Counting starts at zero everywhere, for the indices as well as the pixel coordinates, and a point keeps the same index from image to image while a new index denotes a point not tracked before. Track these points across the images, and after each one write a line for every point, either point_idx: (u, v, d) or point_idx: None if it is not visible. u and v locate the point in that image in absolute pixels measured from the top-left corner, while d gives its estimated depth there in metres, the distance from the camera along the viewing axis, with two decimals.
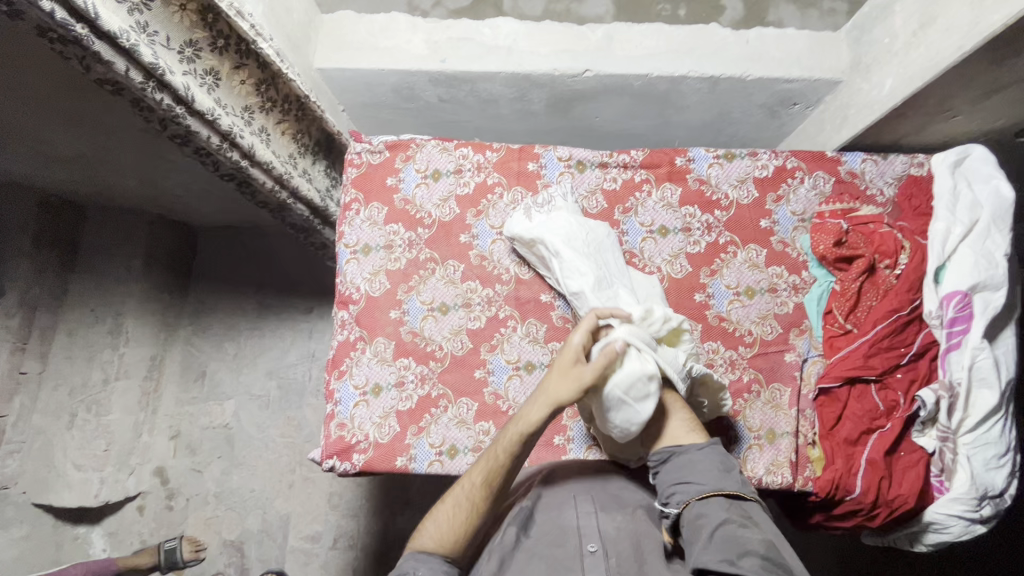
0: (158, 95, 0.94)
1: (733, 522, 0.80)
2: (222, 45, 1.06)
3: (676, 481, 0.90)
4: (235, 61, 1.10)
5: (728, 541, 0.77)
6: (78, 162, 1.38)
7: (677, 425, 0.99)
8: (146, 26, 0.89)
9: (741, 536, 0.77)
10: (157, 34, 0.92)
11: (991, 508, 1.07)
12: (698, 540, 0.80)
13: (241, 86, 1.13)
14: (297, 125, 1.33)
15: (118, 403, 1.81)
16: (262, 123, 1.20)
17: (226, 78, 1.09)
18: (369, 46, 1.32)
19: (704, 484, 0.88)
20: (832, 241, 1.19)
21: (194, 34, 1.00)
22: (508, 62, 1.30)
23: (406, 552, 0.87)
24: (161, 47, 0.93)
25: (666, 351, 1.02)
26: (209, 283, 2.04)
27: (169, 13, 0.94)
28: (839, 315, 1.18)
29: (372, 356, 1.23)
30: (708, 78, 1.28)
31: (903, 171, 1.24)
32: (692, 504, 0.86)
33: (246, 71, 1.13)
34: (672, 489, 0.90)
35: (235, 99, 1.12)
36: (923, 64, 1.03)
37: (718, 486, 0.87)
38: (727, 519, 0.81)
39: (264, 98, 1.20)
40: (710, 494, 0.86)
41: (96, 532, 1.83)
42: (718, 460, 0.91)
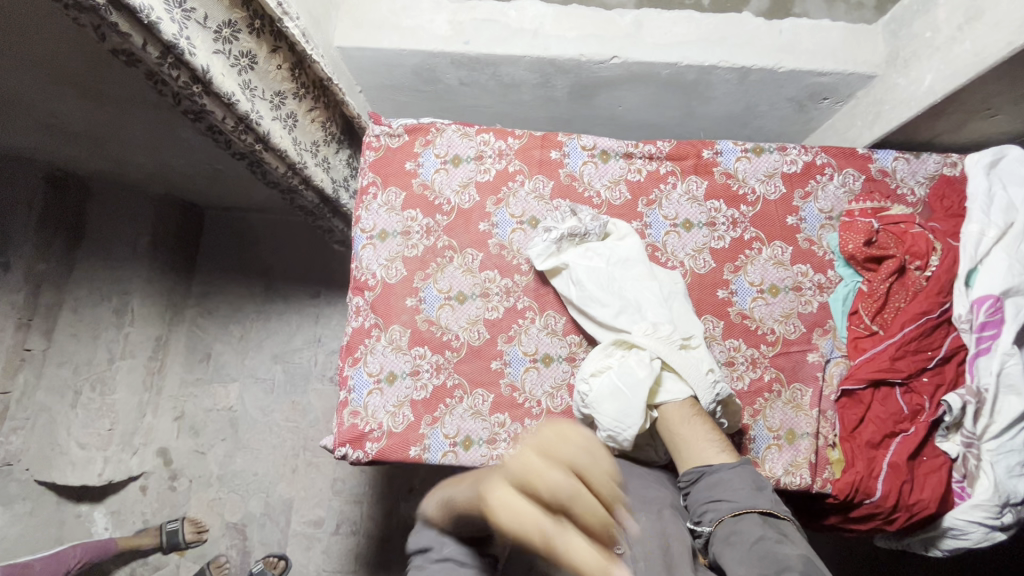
0: (175, 72, 0.90)
1: (769, 540, 0.79)
2: (258, 27, 1.03)
3: (709, 500, 0.89)
4: (271, 44, 1.07)
5: (764, 558, 0.77)
6: (86, 134, 1.35)
7: (705, 444, 0.96)
8: (182, 2, 0.86)
9: (778, 553, 0.77)
10: (194, 11, 0.89)
11: (1013, 516, 1.06)
12: (735, 557, 0.80)
13: (277, 71, 1.11)
14: (325, 113, 1.31)
15: (123, 382, 1.79)
16: (292, 109, 1.18)
17: (262, 61, 1.07)
18: (391, 25, 1.29)
19: (737, 501, 0.86)
20: (862, 240, 1.16)
21: (233, 15, 0.97)
22: (533, 46, 1.26)
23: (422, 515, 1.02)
24: (196, 25, 0.90)
25: (689, 355, 1.03)
26: (215, 265, 2.01)
27: None
28: (865, 315, 1.16)
29: (387, 343, 1.21)
30: (739, 69, 1.25)
31: (935, 170, 1.21)
32: (725, 522, 0.85)
33: (281, 55, 1.11)
34: (706, 506, 0.89)
35: (269, 83, 1.10)
36: (968, 60, 1.00)
37: (752, 504, 0.86)
38: (763, 537, 0.80)
39: (298, 84, 1.18)
40: (744, 512, 0.85)
41: (99, 510, 1.83)
42: (749, 478, 0.89)
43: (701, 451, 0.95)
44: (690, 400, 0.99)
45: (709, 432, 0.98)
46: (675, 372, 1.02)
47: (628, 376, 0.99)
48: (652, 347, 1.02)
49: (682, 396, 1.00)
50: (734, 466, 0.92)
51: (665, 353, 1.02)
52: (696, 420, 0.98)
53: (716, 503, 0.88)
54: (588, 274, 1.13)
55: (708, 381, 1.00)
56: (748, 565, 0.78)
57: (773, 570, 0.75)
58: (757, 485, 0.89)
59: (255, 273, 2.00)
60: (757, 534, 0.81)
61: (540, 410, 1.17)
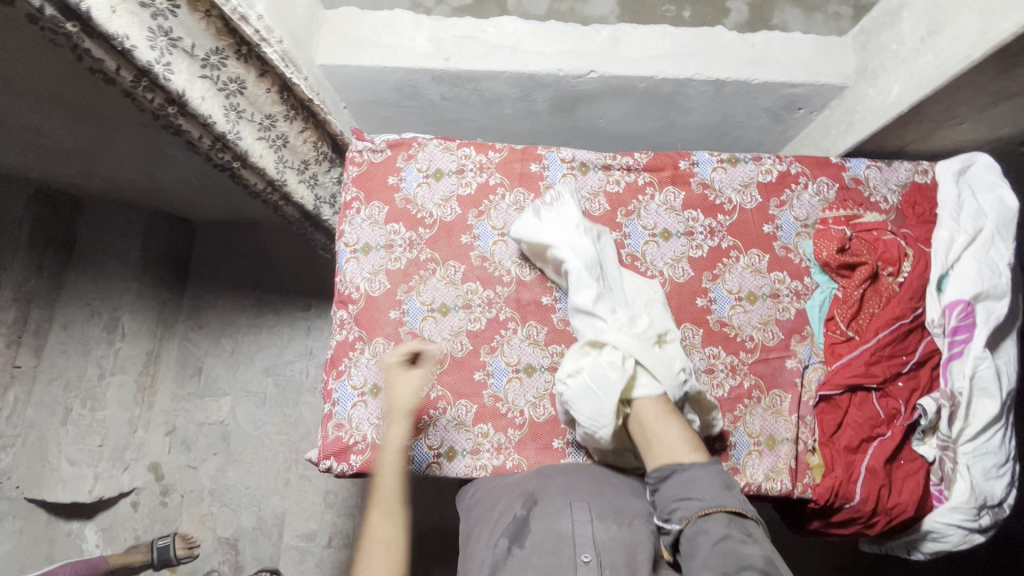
0: (149, 94, 0.92)
1: (734, 538, 0.81)
2: (246, 53, 1.05)
3: (678, 497, 0.90)
4: (259, 68, 1.09)
5: (727, 555, 0.78)
6: (76, 153, 1.37)
7: (678, 440, 0.96)
8: (168, 31, 0.89)
9: (741, 550, 0.78)
10: (181, 40, 0.91)
11: (991, 517, 1.08)
12: (698, 556, 0.81)
13: (267, 94, 1.13)
14: (317, 133, 1.33)
15: (113, 399, 1.81)
16: (282, 131, 1.20)
17: (252, 86, 1.09)
18: (372, 43, 1.31)
19: (705, 500, 0.88)
20: (835, 247, 1.18)
21: (220, 42, 0.99)
22: (512, 62, 1.29)
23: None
24: (180, 52, 0.92)
25: (661, 356, 1.04)
26: (205, 279, 2.02)
27: (196, 20, 0.94)
28: (841, 321, 1.17)
29: (371, 356, 1.23)
30: (714, 81, 1.27)
31: (907, 178, 1.24)
32: (692, 520, 0.86)
33: (269, 78, 1.12)
34: (674, 505, 0.90)
35: (258, 106, 1.12)
36: (931, 71, 1.03)
37: (721, 502, 0.87)
38: (728, 535, 0.82)
39: (288, 106, 1.20)
40: (712, 511, 0.86)
41: (90, 528, 1.84)
42: (719, 477, 0.91)
43: (672, 450, 0.95)
44: (661, 397, 1.00)
45: (682, 429, 0.98)
46: (649, 372, 1.02)
47: (602, 374, 1.00)
48: (626, 347, 1.02)
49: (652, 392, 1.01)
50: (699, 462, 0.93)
51: (638, 353, 1.02)
52: (669, 418, 0.99)
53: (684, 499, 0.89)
54: (574, 254, 1.11)
55: (678, 378, 1.03)
56: (711, 562, 0.79)
57: (734, 565, 0.76)
58: (727, 485, 0.90)
59: (244, 286, 2.01)
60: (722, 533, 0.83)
61: (523, 420, 1.18)
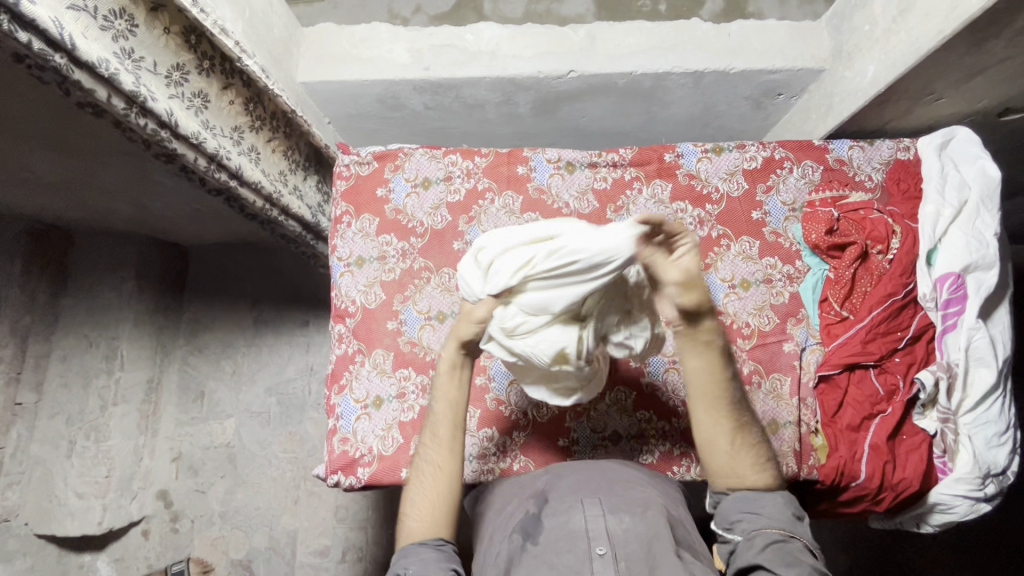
0: (142, 120, 0.92)
1: (788, 541, 0.82)
2: (207, 67, 1.05)
3: (743, 509, 0.88)
4: (222, 81, 1.09)
5: (779, 551, 0.80)
6: (65, 187, 1.38)
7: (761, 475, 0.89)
8: (131, 52, 0.88)
9: (795, 552, 0.81)
10: (144, 59, 0.91)
11: (996, 486, 1.08)
12: (751, 549, 0.82)
13: (230, 106, 1.12)
14: (287, 142, 1.33)
15: (117, 429, 1.78)
16: (252, 142, 1.19)
17: (215, 98, 1.08)
18: (351, 58, 1.32)
19: (772, 518, 0.86)
20: (824, 229, 1.20)
21: (181, 58, 0.99)
22: (491, 67, 1.30)
23: (399, 548, 0.89)
24: (147, 72, 0.91)
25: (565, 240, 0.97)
26: (201, 303, 2.01)
27: (154, 38, 0.93)
28: (835, 302, 1.19)
29: (372, 368, 1.23)
30: (692, 73, 1.28)
31: (890, 156, 1.26)
32: (757, 529, 0.85)
33: (234, 91, 1.13)
34: (739, 515, 0.88)
35: (225, 120, 1.11)
36: (904, 49, 1.04)
37: (788, 527, 0.85)
38: (782, 538, 0.83)
39: (253, 117, 1.19)
40: (773, 527, 0.84)
41: (102, 559, 1.83)
42: (790, 504, 0.89)
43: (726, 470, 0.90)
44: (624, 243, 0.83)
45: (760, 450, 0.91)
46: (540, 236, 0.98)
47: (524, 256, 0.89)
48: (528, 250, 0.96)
49: (748, 413, 0.89)
50: (779, 494, 0.90)
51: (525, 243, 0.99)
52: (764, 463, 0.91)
53: (740, 501, 0.89)
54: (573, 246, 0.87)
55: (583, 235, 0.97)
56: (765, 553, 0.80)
57: (787, 560, 0.79)
58: (795, 508, 0.89)
59: (241, 307, 2.01)
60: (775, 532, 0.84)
61: (527, 422, 1.19)
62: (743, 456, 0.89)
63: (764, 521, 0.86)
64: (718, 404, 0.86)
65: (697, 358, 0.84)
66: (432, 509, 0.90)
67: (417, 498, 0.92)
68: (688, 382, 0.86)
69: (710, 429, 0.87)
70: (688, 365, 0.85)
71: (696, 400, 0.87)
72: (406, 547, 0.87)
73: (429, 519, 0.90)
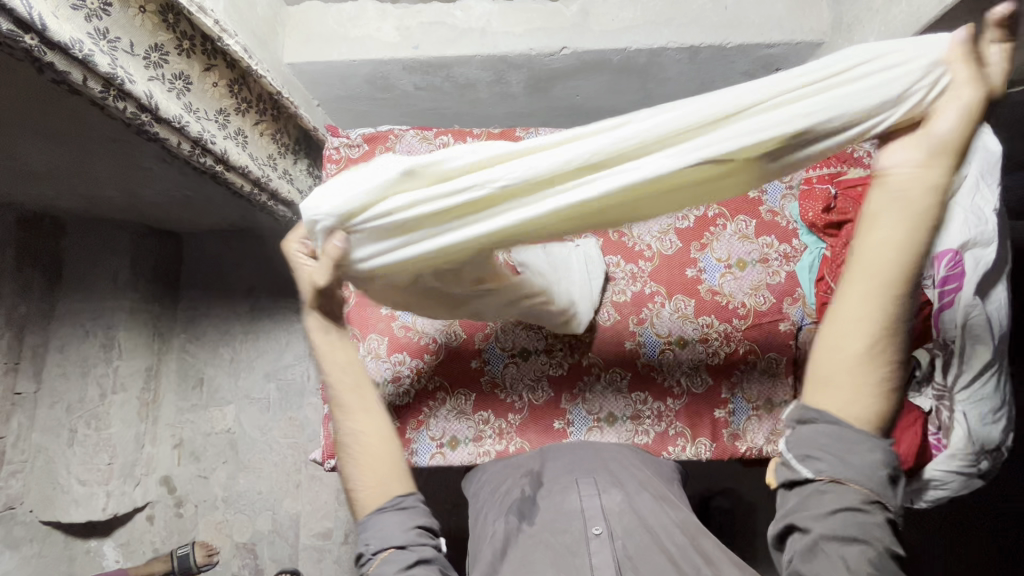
0: (121, 104, 0.89)
1: (864, 509, 0.64)
2: (187, 47, 1.03)
3: (820, 446, 0.66)
4: (203, 62, 1.07)
5: (849, 526, 0.63)
6: (53, 175, 1.37)
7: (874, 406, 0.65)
8: (106, 32, 0.85)
9: (868, 527, 0.63)
10: (119, 40, 0.88)
11: (989, 462, 1.09)
12: (813, 510, 0.66)
13: (213, 89, 1.10)
14: (275, 125, 1.31)
15: (117, 416, 1.79)
16: (238, 126, 1.17)
17: (197, 81, 1.06)
18: (339, 37, 1.29)
19: (856, 467, 0.64)
20: (820, 207, 1.20)
21: (159, 38, 0.96)
22: (482, 45, 1.27)
23: (355, 524, 0.82)
24: (124, 54, 0.89)
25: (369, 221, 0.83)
26: (198, 291, 2.00)
27: (130, 17, 0.90)
28: (831, 282, 1.15)
29: (366, 353, 1.22)
30: (688, 48, 1.25)
31: None
32: (828, 480, 0.65)
33: (217, 72, 1.10)
34: (811, 450, 0.66)
35: (208, 102, 1.09)
36: (905, 20, 1.01)
37: (873, 483, 0.64)
38: (859, 505, 0.64)
39: (238, 100, 1.17)
40: (851, 483, 0.64)
41: (108, 544, 1.86)
42: (889, 454, 0.65)
43: (842, 379, 0.65)
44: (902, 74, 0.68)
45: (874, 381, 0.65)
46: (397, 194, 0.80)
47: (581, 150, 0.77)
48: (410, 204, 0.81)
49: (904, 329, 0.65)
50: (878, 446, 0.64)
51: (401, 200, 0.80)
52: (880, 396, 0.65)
53: (816, 441, 0.66)
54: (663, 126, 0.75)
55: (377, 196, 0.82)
56: (836, 526, 0.64)
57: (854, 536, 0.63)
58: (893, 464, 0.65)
59: (236, 293, 1.99)
60: (854, 490, 0.65)
61: (523, 404, 1.19)
62: (872, 373, 0.63)
63: (843, 475, 0.64)
64: (889, 288, 0.62)
65: (890, 224, 0.62)
66: (376, 473, 0.84)
67: (355, 471, 0.84)
68: (855, 252, 0.64)
69: (853, 318, 0.64)
70: (869, 236, 0.63)
71: (851, 276, 0.64)
72: (361, 521, 0.81)
73: (375, 495, 0.83)
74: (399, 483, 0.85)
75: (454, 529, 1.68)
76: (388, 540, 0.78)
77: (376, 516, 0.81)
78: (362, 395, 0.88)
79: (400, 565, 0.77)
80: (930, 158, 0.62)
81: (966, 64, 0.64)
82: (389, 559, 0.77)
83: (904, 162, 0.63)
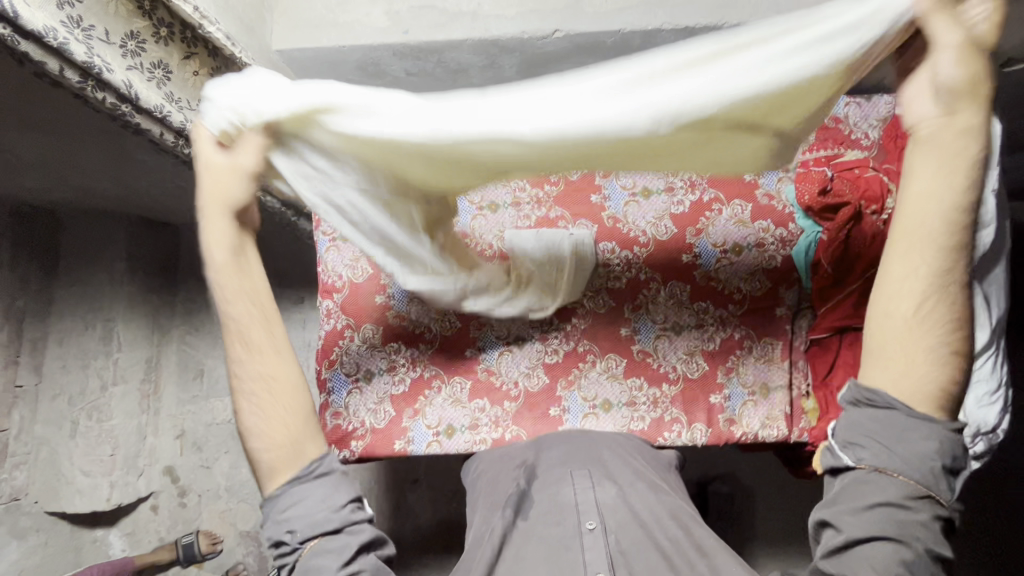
0: (100, 95, 0.88)
1: (900, 506, 0.65)
2: (166, 34, 1.01)
3: (866, 434, 0.68)
4: (183, 50, 1.06)
5: (884, 521, 0.65)
6: (44, 167, 1.35)
7: (925, 377, 0.66)
8: (79, 20, 0.84)
9: (903, 524, 0.64)
10: (94, 28, 0.86)
11: (985, 444, 1.08)
12: (844, 501, 0.68)
13: (194, 78, 1.10)
14: None
15: (118, 408, 1.82)
16: None
17: (178, 69, 1.05)
18: (328, 22, 1.27)
19: (901, 463, 0.66)
20: (816, 190, 1.17)
21: (135, 24, 0.95)
22: (474, 28, 1.25)
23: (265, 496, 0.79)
24: (100, 43, 0.87)
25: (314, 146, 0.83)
26: (196, 283, 2.03)
27: (103, 4, 0.88)
28: (827, 264, 1.13)
29: (361, 342, 1.22)
30: (683, 29, 1.23)
31: (887, 112, 1.24)
32: (868, 469, 0.68)
33: (197, 60, 1.10)
34: (858, 437, 0.69)
35: (190, 91, 1.09)
36: None
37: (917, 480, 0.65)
38: (897, 502, 0.65)
39: None
40: (894, 476, 0.66)
41: (114, 533, 1.87)
42: (944, 453, 0.65)
43: (885, 345, 0.68)
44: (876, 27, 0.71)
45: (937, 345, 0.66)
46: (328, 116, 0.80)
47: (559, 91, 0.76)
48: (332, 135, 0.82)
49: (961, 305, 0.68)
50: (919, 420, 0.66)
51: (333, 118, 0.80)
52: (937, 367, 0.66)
53: (864, 426, 0.68)
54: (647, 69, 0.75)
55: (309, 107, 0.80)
56: (868, 520, 0.65)
57: (883, 526, 0.65)
58: (952, 457, 0.66)
59: None
60: (894, 484, 0.66)
61: (518, 392, 1.19)
62: (925, 336, 0.66)
63: (887, 464, 0.66)
64: (924, 244, 0.66)
65: (925, 170, 0.67)
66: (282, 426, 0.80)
67: (263, 422, 0.80)
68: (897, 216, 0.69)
69: (897, 281, 0.68)
70: (909, 189, 0.68)
71: (897, 238, 0.68)
72: (273, 493, 0.78)
73: (283, 464, 0.79)
74: (308, 444, 0.81)
75: (455, 516, 1.69)
76: (315, 526, 0.76)
77: (297, 487, 0.78)
78: (268, 331, 0.84)
79: (340, 558, 0.75)
80: (952, 106, 0.66)
81: (944, 12, 0.68)
82: (315, 546, 0.77)
83: (928, 117, 0.68)
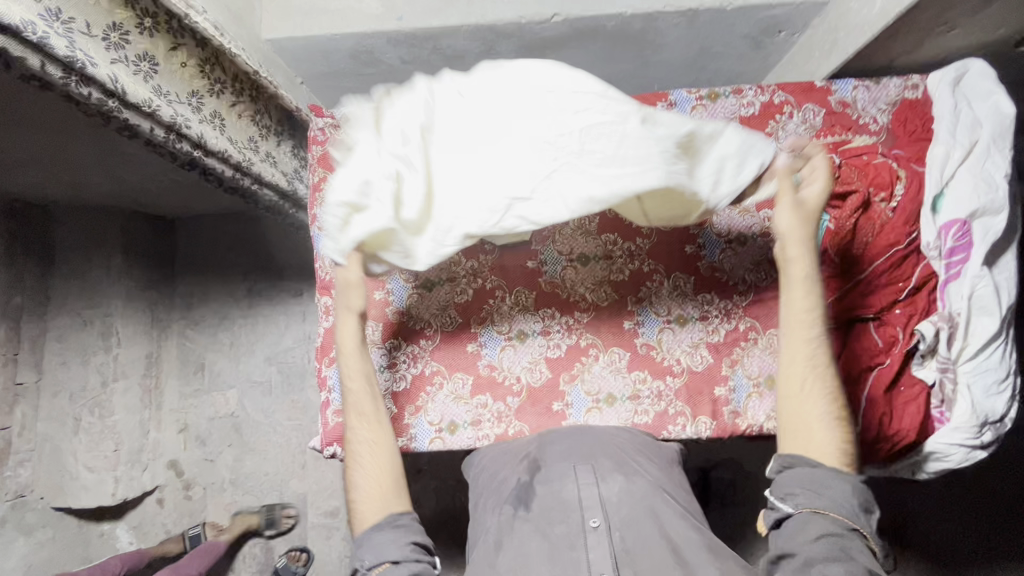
0: (85, 90, 0.85)
1: (836, 536, 0.73)
2: (149, 26, 0.97)
3: (792, 480, 0.78)
4: (169, 42, 1.02)
5: (827, 550, 0.72)
6: (32, 164, 1.33)
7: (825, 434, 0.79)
8: (58, 12, 0.80)
9: (846, 550, 0.72)
10: (74, 21, 0.83)
11: (992, 434, 1.07)
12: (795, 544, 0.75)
13: (182, 69, 1.05)
14: (255, 106, 1.27)
15: (120, 403, 1.80)
16: (214, 108, 1.13)
17: (163, 62, 1.01)
18: (318, 9, 1.23)
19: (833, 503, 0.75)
20: None
21: (116, 16, 0.91)
22: (469, 13, 1.20)
23: (356, 535, 0.87)
24: (81, 36, 0.84)
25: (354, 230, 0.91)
26: (195, 274, 1.97)
27: None
28: (834, 254, 1.14)
29: None
30: (686, 12, 1.19)
31: (897, 95, 1.19)
32: (807, 514, 0.75)
33: (185, 52, 1.06)
34: (788, 488, 0.79)
35: (179, 86, 1.05)
36: None
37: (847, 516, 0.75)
38: (833, 535, 0.73)
39: (211, 81, 1.13)
40: (827, 512, 0.75)
41: (121, 527, 1.88)
42: (859, 493, 0.76)
43: (806, 429, 0.80)
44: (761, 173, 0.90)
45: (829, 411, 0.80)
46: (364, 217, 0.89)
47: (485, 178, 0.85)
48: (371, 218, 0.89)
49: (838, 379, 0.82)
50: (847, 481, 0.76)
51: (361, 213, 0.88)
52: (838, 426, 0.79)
53: (796, 477, 0.78)
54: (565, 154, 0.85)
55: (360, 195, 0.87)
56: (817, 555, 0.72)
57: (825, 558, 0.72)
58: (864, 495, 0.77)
59: (234, 278, 1.96)
60: (831, 526, 0.74)
61: (520, 387, 1.17)
62: (814, 407, 0.80)
63: (816, 504, 0.75)
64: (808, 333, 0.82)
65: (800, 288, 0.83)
66: (383, 476, 0.91)
67: (362, 472, 0.91)
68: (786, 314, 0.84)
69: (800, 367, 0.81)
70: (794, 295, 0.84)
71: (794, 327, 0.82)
72: (364, 534, 0.86)
73: (370, 512, 0.88)
74: (394, 495, 0.90)
75: (459, 505, 1.70)
76: (384, 552, 0.82)
77: (376, 531, 0.85)
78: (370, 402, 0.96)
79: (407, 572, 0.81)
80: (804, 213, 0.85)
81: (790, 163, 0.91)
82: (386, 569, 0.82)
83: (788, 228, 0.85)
